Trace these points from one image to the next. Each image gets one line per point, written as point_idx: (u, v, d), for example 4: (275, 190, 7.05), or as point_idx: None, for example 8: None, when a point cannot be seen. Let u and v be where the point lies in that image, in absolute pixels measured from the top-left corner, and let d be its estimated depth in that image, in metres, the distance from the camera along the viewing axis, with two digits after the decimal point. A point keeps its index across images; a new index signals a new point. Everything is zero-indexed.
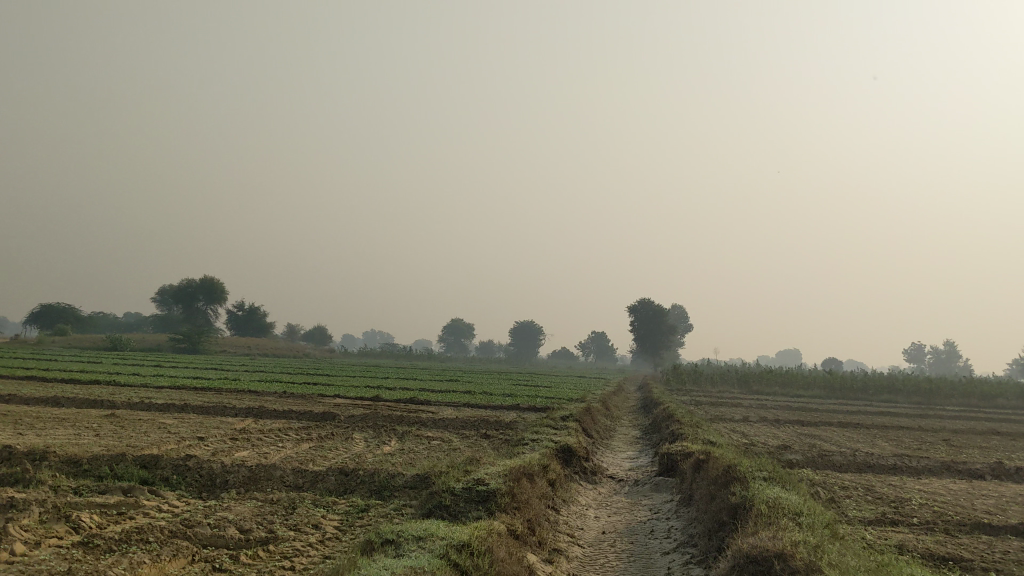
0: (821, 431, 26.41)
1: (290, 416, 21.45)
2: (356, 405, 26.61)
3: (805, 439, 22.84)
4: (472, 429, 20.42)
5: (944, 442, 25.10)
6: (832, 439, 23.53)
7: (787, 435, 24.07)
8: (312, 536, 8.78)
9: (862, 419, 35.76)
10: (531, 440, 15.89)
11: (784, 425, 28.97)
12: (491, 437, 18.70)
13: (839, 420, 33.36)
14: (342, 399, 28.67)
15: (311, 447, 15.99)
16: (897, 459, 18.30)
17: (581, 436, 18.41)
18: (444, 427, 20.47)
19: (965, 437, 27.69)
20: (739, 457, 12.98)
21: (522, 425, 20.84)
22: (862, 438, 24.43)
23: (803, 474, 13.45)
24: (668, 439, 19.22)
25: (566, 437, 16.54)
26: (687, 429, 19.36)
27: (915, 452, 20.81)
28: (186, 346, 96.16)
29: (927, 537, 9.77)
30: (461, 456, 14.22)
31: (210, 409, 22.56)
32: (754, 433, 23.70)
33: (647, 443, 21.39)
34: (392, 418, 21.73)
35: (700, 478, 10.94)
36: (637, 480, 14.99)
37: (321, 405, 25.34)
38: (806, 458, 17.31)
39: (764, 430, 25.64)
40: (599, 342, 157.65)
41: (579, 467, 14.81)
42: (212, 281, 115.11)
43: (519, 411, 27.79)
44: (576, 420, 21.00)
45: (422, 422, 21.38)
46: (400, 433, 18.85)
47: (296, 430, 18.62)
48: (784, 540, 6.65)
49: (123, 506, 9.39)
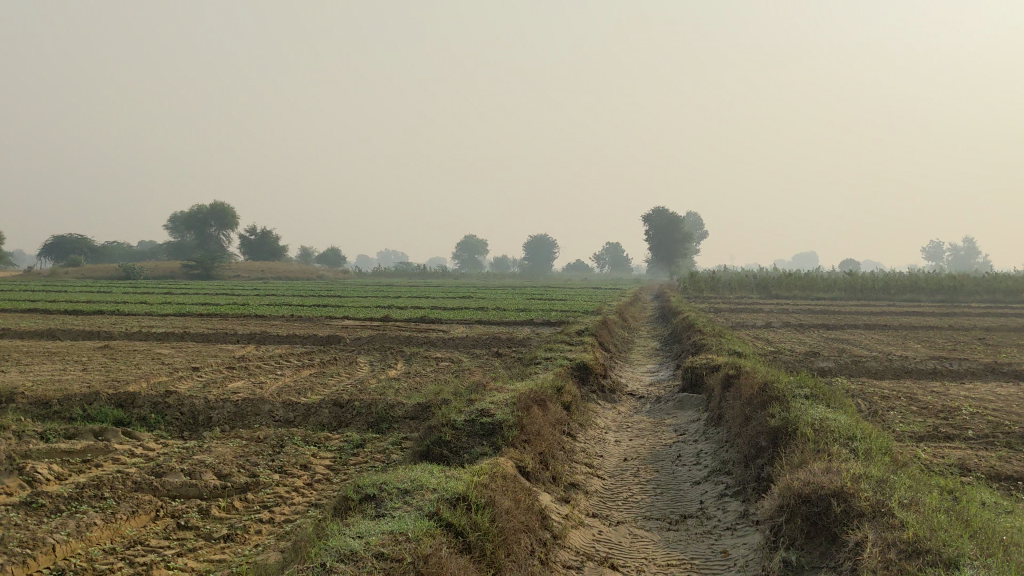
0: (847, 335, 25.35)
1: (293, 341, 20.56)
2: (365, 326, 25.74)
3: (832, 345, 21.80)
4: (483, 347, 19.49)
5: (977, 341, 24.00)
6: (860, 343, 22.48)
7: (812, 341, 23.06)
8: (298, 478, 7.80)
9: (888, 320, 34.67)
10: (544, 358, 14.91)
11: (809, 329, 27.99)
12: (503, 356, 17.74)
13: (864, 323, 32.27)
14: (351, 321, 27.83)
15: (311, 374, 15.07)
16: (934, 363, 17.23)
17: (597, 351, 17.41)
18: (454, 347, 19.54)
19: (998, 335, 26.59)
20: (771, 370, 11.93)
21: (535, 341, 19.88)
22: (891, 341, 23.38)
23: (841, 386, 12.40)
24: (690, 351, 18.22)
25: (581, 353, 15.56)
26: (709, 340, 18.35)
27: (950, 354, 19.74)
28: (199, 272, 95.85)
29: (988, 453, 8.73)
30: (470, 381, 13.23)
31: (212, 336, 21.72)
32: (778, 340, 22.66)
33: (667, 356, 20.44)
34: (400, 339, 20.82)
35: (730, 396, 9.88)
36: (659, 397, 14.01)
37: (328, 328, 24.48)
38: (838, 365, 16.27)
39: (789, 336, 24.64)
40: (614, 252, 156.49)
41: (597, 386, 13.82)
42: (223, 206, 114.14)
43: (533, 327, 26.89)
44: (592, 334, 20.03)
45: (431, 342, 20.44)
46: (408, 355, 17.90)
47: (297, 356, 17.72)
48: (843, 476, 5.61)
49: (89, 453, 8.43)
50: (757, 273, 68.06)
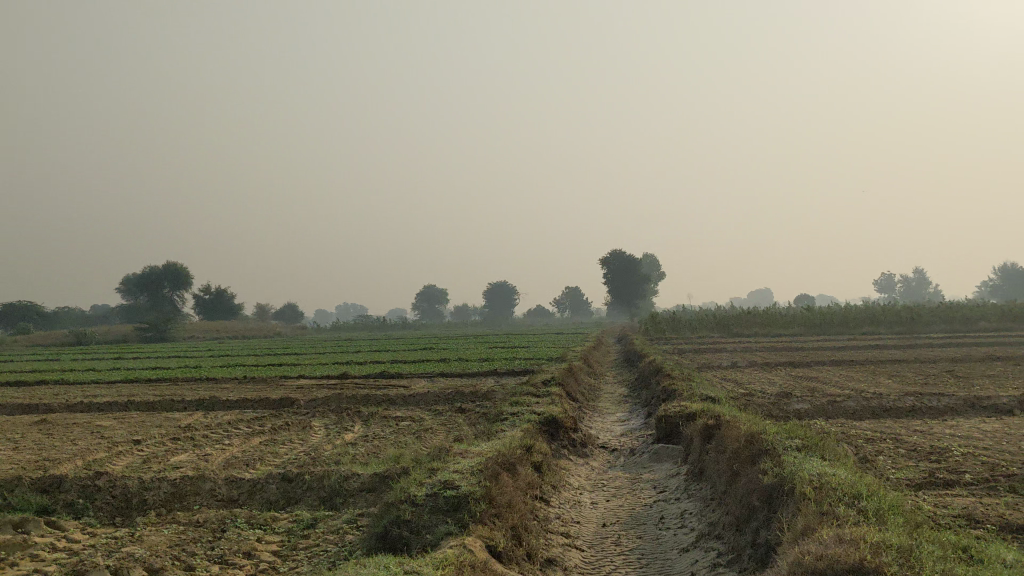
0: (817, 373, 24.79)
1: (245, 405, 19.53)
2: (321, 385, 24.72)
3: (802, 384, 21.20)
4: (446, 403, 18.67)
5: (947, 373, 23.60)
6: (831, 381, 21.91)
7: (782, 380, 22.45)
8: (241, 569, 6.93)
9: (853, 355, 34.24)
10: (510, 413, 14.15)
11: (776, 368, 27.50)
12: (466, 412, 16.93)
13: (830, 359, 31.79)
14: (307, 381, 26.83)
15: (263, 442, 14.13)
16: (911, 399, 16.72)
17: (565, 402, 16.69)
18: (414, 404, 18.65)
19: (965, 365, 26.21)
20: (752, 418, 11.24)
21: (499, 394, 19.10)
22: (861, 378, 22.84)
23: (825, 430, 11.75)
24: (660, 398, 17.51)
25: (548, 405, 14.77)
26: (680, 385, 17.70)
27: (924, 388, 19.20)
28: (152, 334, 93.80)
29: (993, 500, 8.11)
30: (433, 443, 12.38)
31: (159, 403, 20.62)
32: (747, 381, 22.01)
33: (636, 403, 19.69)
34: (357, 398, 19.87)
35: (712, 450, 9.18)
36: (633, 449, 13.29)
37: (283, 389, 23.48)
38: (814, 406, 15.63)
39: (757, 376, 24.11)
40: (573, 297, 156.24)
41: (567, 441, 13.03)
42: (176, 267, 112.24)
43: (496, 377, 26.12)
44: (558, 384, 19.23)
45: (390, 400, 19.55)
46: (365, 415, 17.04)
47: (248, 422, 16.73)
48: (861, 548, 4.93)
49: (3, 550, 7.48)
50: (717, 311, 67.96)
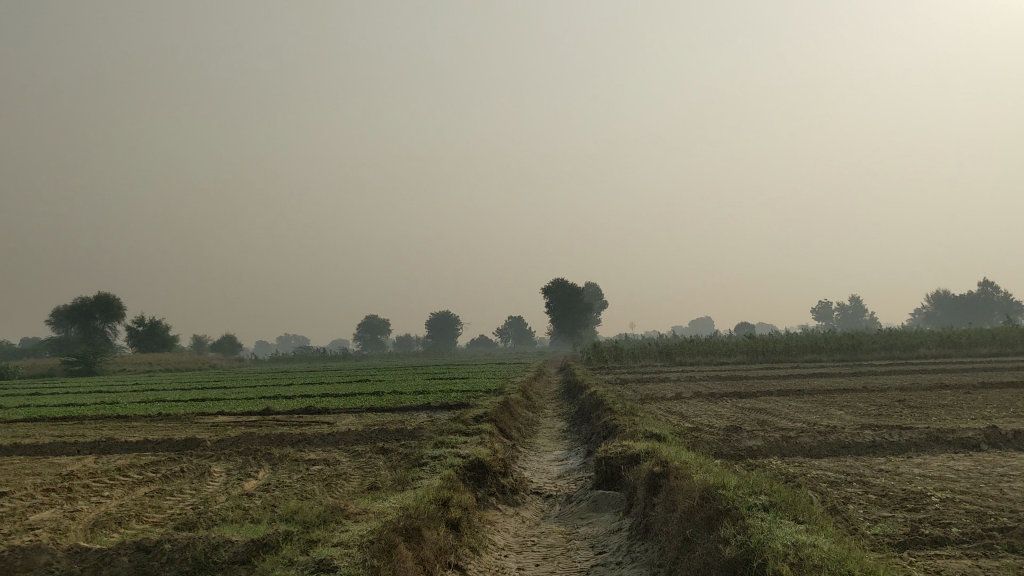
0: (765, 405, 23.56)
1: (146, 448, 17.59)
2: (238, 423, 22.81)
3: (752, 417, 19.86)
4: (367, 442, 16.98)
5: (899, 403, 22.53)
6: (782, 414, 20.62)
7: (729, 413, 21.13)
8: None
9: (799, 384, 33.19)
10: (433, 455, 12.60)
11: (722, 399, 26.25)
12: (388, 454, 15.27)
13: (777, 388, 30.62)
14: (224, 418, 24.83)
15: (149, 493, 12.35)
16: (869, 433, 15.48)
17: (496, 441, 15.14)
18: (333, 444, 16.93)
19: (916, 394, 25.19)
20: (706, 463, 9.85)
21: (426, 432, 17.43)
22: (811, 409, 21.63)
23: (785, 475, 10.36)
24: (602, 434, 16.03)
25: (476, 446, 13.20)
26: (623, 421, 16.24)
27: (880, 420, 17.98)
28: (80, 368, 90.05)
29: (994, 563, 6.78)
30: (339, 497, 10.76)
31: (50, 446, 18.53)
32: (694, 414, 20.62)
33: (577, 440, 18.18)
34: (271, 438, 18.05)
35: (660, 504, 7.75)
36: (571, 496, 11.82)
37: (194, 429, 21.49)
38: (768, 442, 14.26)
39: (703, 408, 22.81)
40: (517, 327, 154.73)
41: (495, 488, 11.50)
42: (108, 298, 108.41)
43: (429, 412, 24.42)
44: (491, 419, 17.65)
45: (307, 439, 17.78)
46: (276, 458, 15.29)
47: (142, 467, 14.85)
48: None
49: None
50: (659, 339, 67.00)
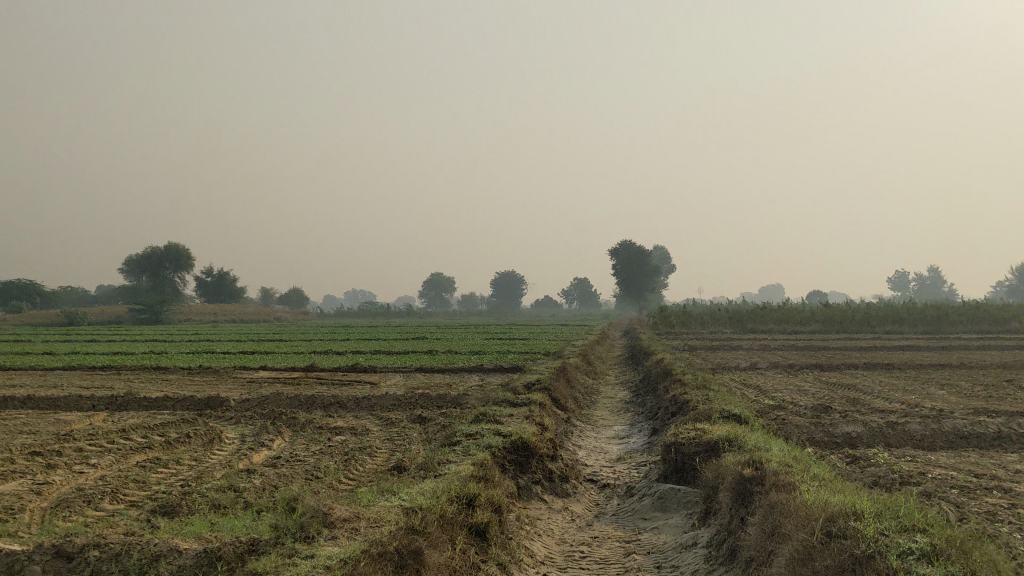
0: (852, 380, 21.15)
1: (166, 406, 16.08)
2: (275, 381, 21.27)
3: (840, 395, 17.57)
4: (403, 408, 15.17)
5: (1008, 384, 19.91)
6: (874, 393, 18.26)
7: (813, 389, 18.84)
8: None
9: (883, 357, 30.57)
10: (469, 431, 10.69)
11: (803, 372, 23.84)
12: (425, 425, 13.39)
13: (862, 361, 28.00)
14: (264, 374, 23.30)
15: (141, 463, 10.66)
16: (990, 421, 13.08)
17: (547, 415, 13.17)
18: (366, 410, 15.14)
19: (1023, 374, 22.53)
20: (806, 465, 7.74)
21: (472, 400, 15.51)
22: (906, 388, 19.23)
23: (905, 484, 8.22)
24: (670, 411, 13.94)
25: (521, 421, 11.25)
26: (695, 396, 14.10)
27: (992, 405, 15.55)
28: (147, 316, 90.58)
29: None
30: (351, 484, 8.90)
31: (68, 400, 17.09)
32: (773, 389, 18.35)
33: (640, 414, 16.14)
34: (301, 399, 16.37)
35: (754, 526, 5.70)
36: (633, 487, 9.83)
37: (227, 387, 19.91)
38: (868, 428, 12.03)
39: (783, 382, 20.50)
40: (581, 289, 152.39)
41: (541, 475, 9.56)
42: (178, 248, 109.01)
43: (481, 375, 22.57)
44: (544, 388, 15.69)
45: (339, 402, 16.00)
46: (298, 425, 13.53)
47: (148, 429, 13.22)
48: None
49: None
50: (730, 304, 64.23)
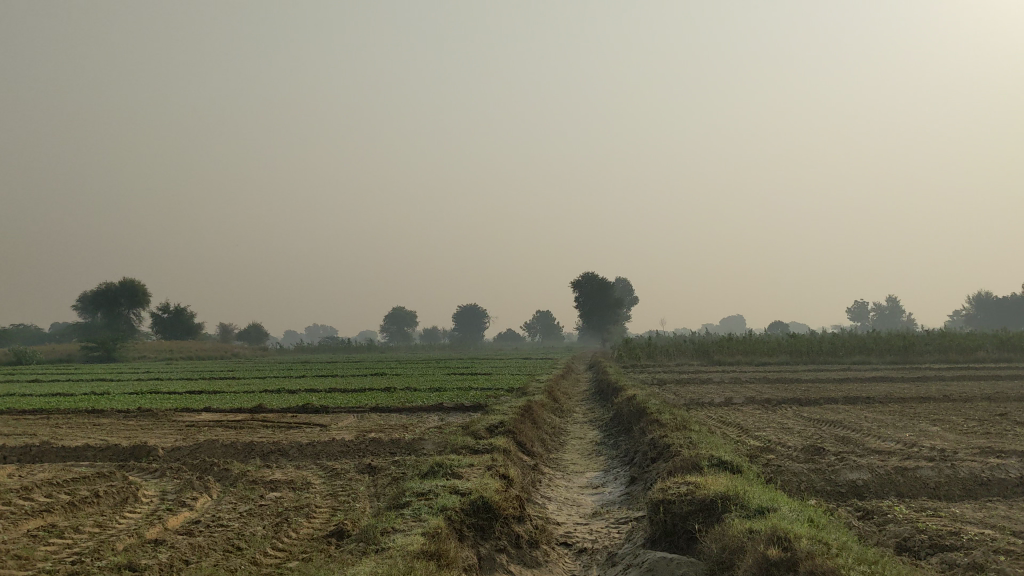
0: (836, 416, 19.89)
1: (86, 456, 14.32)
2: (216, 425, 19.54)
3: (828, 433, 16.26)
4: (352, 457, 13.58)
5: (999, 418, 18.70)
6: (863, 430, 16.98)
7: (797, 427, 17.52)
8: None
9: (859, 389, 29.45)
10: (421, 486, 9.14)
11: (782, 407, 22.56)
12: (375, 477, 11.81)
13: (839, 394, 26.81)
14: (208, 418, 21.55)
15: (33, 532, 8.97)
16: (999, 462, 11.82)
17: (512, 463, 11.69)
18: (309, 460, 13.50)
19: (1012, 406, 21.38)
20: (830, 536, 6.34)
21: (429, 446, 13.97)
22: (894, 424, 17.98)
23: (948, 556, 6.84)
24: (649, 456, 12.51)
25: (483, 474, 9.74)
26: (677, 438, 12.70)
27: (994, 443, 14.33)
28: (99, 354, 87.74)
29: None
30: (276, 567, 7.32)
31: None
32: (755, 427, 17.00)
33: (615, 458, 14.67)
34: (239, 446, 14.71)
35: None
36: (614, 554, 8.34)
37: (163, 432, 18.15)
38: (873, 475, 10.68)
39: (763, 419, 19.16)
40: (544, 321, 151.12)
41: (506, 542, 8.07)
42: (134, 283, 106.17)
43: (441, 415, 21.00)
44: (508, 432, 14.17)
45: (281, 449, 14.34)
46: (231, 479, 11.89)
47: (55, 487, 11.49)
48: None
49: None
50: (695, 335, 63.17)
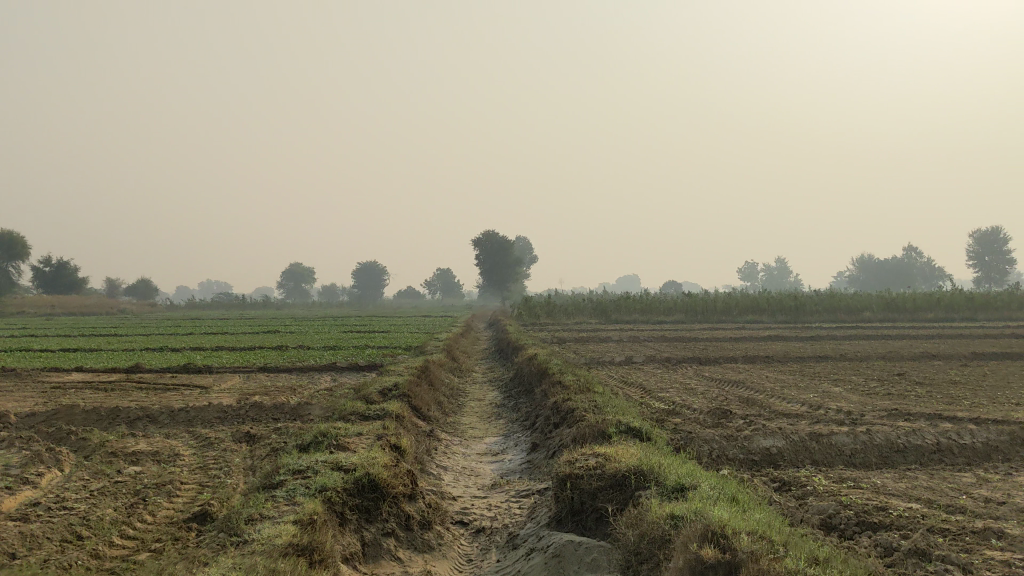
0: (738, 376, 19.53)
1: None
2: (84, 387, 17.93)
3: (733, 395, 15.77)
4: (229, 424, 12.37)
5: (897, 379, 18.62)
6: (767, 391, 16.59)
7: (701, 388, 17.03)
8: None
9: (756, 348, 29.44)
10: (299, 460, 8.09)
11: (683, 367, 22.14)
12: (253, 448, 10.67)
13: (738, 353, 26.68)
14: (76, 379, 19.85)
15: None
16: (910, 426, 11.44)
17: (404, 430, 10.71)
18: (181, 427, 12.23)
19: (907, 367, 21.45)
20: (764, 526, 5.63)
21: (315, 411, 12.86)
22: (797, 384, 17.68)
23: (884, 538, 6.24)
24: (552, 422, 11.70)
25: (370, 446, 8.74)
26: (581, 402, 11.91)
27: (900, 405, 14.03)
28: None
29: None
30: (120, 564, 6.17)
31: None
32: (659, 389, 16.41)
33: (516, 422, 13.83)
34: (104, 412, 13.30)
35: None
36: (515, 536, 7.49)
37: (21, 395, 16.49)
38: (788, 442, 10.09)
39: (666, 379, 18.63)
40: (443, 279, 149.92)
41: (394, 525, 7.12)
42: (11, 235, 100.33)
43: (332, 376, 19.84)
44: (401, 395, 13.18)
45: (151, 415, 13.01)
46: (88, 450, 10.58)
47: None
48: None
49: None
50: (594, 293, 63.11)
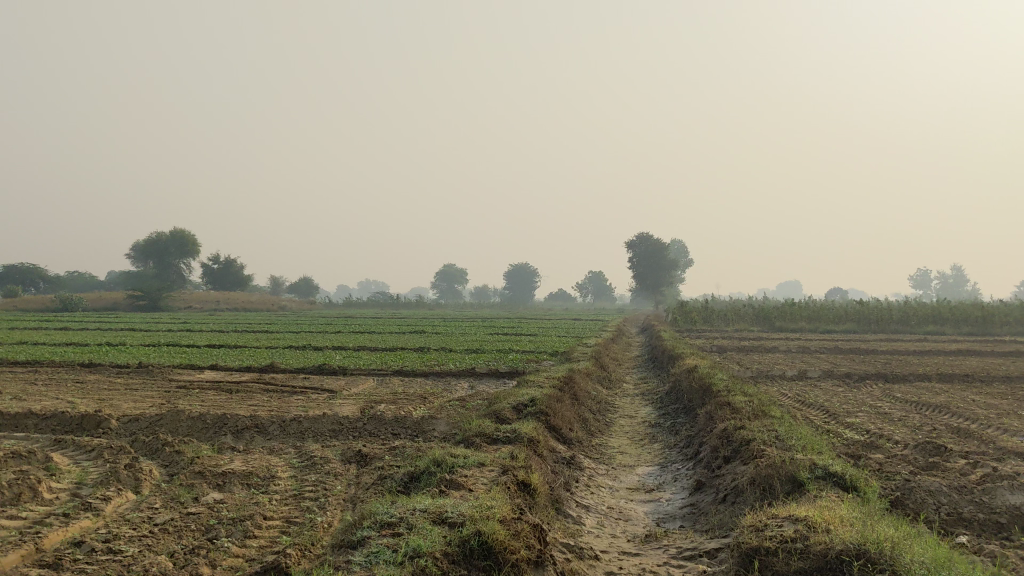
0: (938, 398, 16.61)
1: (24, 428, 11.73)
2: (210, 388, 16.90)
3: (939, 424, 13.06)
4: (341, 440, 10.80)
5: None
6: (979, 419, 13.77)
7: (896, 412, 14.34)
8: None
9: (949, 364, 25.91)
10: (395, 503, 6.28)
11: (866, 384, 19.32)
12: (361, 472, 9.00)
13: (926, 369, 23.47)
14: (208, 378, 18.98)
15: None
16: None
17: (538, 460, 8.77)
18: (289, 442, 10.72)
19: None
20: None
21: (440, 429, 11.13)
22: (1015, 412, 14.69)
23: None
24: (720, 456, 9.51)
25: (491, 486, 6.88)
26: (756, 432, 9.63)
27: None
28: (145, 304, 86.46)
29: None
30: None
31: None
32: (845, 412, 13.87)
33: (674, 449, 11.68)
34: (212, 418, 12.01)
35: None
36: None
37: (143, 396, 15.59)
38: None
39: (849, 401, 15.96)
40: (597, 283, 147.60)
41: None
42: (184, 235, 104.70)
43: (469, 385, 18.16)
44: (538, 415, 11.27)
45: (259, 426, 11.58)
46: (175, 467, 9.17)
47: None
48: None
49: None
50: (754, 299, 59.55)
